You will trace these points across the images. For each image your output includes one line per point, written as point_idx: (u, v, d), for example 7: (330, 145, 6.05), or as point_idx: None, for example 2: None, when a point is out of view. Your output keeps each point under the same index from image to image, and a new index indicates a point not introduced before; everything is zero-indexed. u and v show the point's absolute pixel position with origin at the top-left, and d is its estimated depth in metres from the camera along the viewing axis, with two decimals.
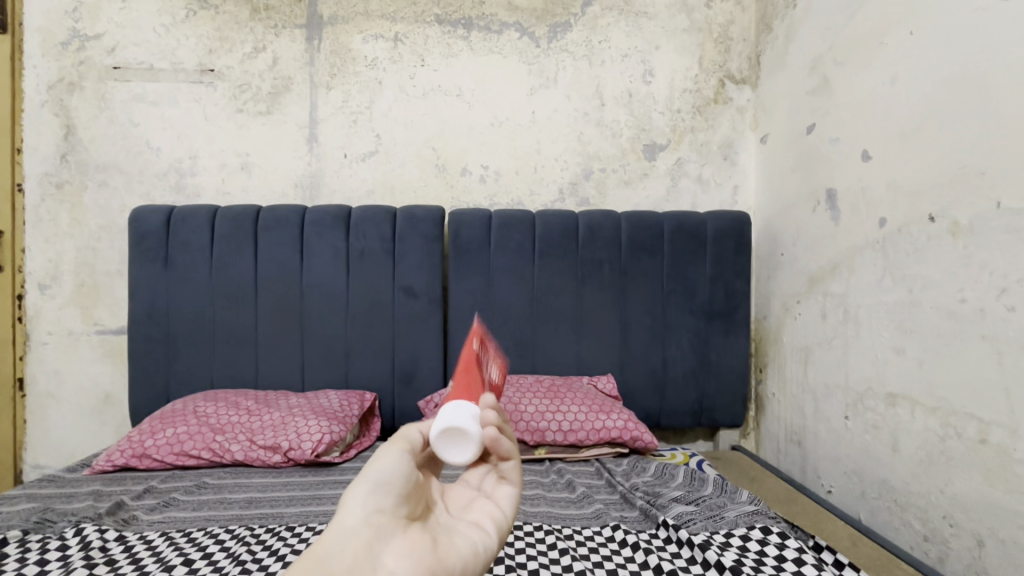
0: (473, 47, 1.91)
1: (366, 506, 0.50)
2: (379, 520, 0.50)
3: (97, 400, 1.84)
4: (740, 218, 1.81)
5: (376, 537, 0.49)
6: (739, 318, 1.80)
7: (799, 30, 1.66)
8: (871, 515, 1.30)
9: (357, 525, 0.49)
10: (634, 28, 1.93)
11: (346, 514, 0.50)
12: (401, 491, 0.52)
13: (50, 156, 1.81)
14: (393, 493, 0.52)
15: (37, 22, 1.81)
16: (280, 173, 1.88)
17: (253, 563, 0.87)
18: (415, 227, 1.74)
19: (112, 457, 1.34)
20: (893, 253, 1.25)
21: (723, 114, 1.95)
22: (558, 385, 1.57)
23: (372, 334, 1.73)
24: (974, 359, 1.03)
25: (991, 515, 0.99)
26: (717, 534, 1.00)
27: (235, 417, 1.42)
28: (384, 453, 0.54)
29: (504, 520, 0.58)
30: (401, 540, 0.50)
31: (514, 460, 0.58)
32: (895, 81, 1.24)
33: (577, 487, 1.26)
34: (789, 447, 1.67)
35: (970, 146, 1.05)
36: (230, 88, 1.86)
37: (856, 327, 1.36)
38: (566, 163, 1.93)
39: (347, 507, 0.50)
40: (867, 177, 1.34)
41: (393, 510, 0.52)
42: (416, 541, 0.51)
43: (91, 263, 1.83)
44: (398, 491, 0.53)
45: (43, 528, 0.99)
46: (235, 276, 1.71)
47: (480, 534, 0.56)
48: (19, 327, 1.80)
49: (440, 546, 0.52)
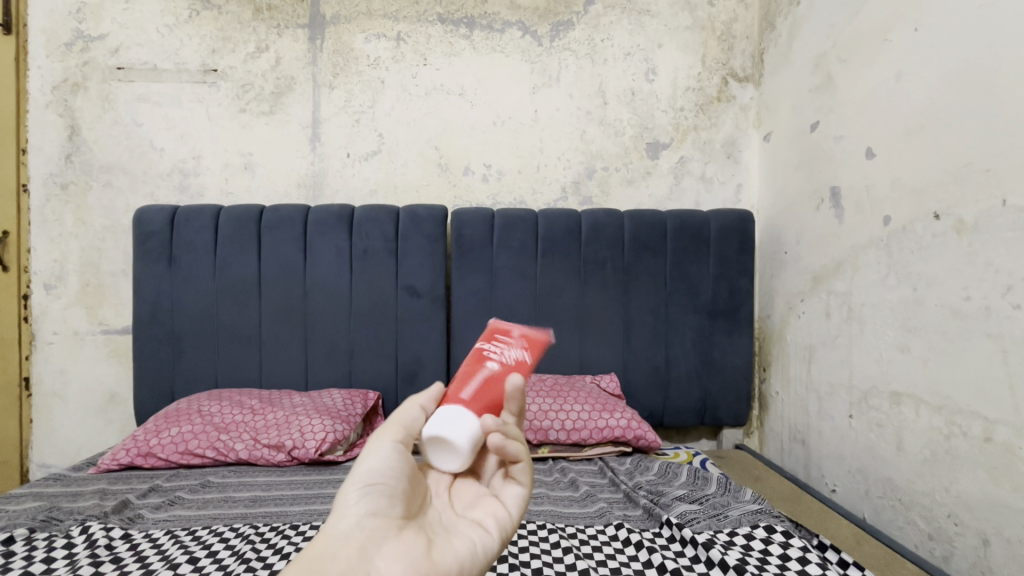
0: (475, 46, 1.91)
1: (359, 509, 0.51)
2: (373, 523, 0.51)
3: (102, 399, 1.85)
4: (744, 217, 1.80)
5: (371, 539, 0.50)
6: (742, 316, 1.79)
7: (802, 28, 1.65)
8: (875, 513, 1.30)
9: (351, 528, 0.50)
10: (637, 26, 1.93)
11: (339, 516, 0.50)
12: (394, 489, 0.54)
13: (54, 156, 1.82)
14: (386, 493, 0.53)
15: (41, 23, 1.81)
16: (283, 172, 1.88)
17: (257, 561, 0.88)
18: (418, 226, 1.75)
19: (117, 455, 1.35)
20: (897, 251, 1.24)
21: (726, 112, 1.94)
22: (561, 384, 1.57)
23: (376, 333, 1.73)
24: (979, 357, 1.03)
25: (996, 513, 0.99)
26: (721, 533, 1.00)
27: (239, 416, 1.43)
28: (376, 450, 0.55)
29: (506, 518, 0.58)
30: (396, 543, 0.51)
31: (525, 463, 0.59)
32: (899, 79, 1.24)
33: (580, 486, 1.26)
34: (793, 446, 1.67)
35: (976, 143, 1.04)
36: (233, 88, 1.87)
37: (860, 326, 1.36)
38: (569, 162, 1.92)
39: (341, 508, 0.51)
40: (871, 175, 1.33)
41: (388, 510, 0.53)
42: (410, 543, 0.51)
43: (96, 263, 1.83)
44: (391, 491, 0.54)
45: (50, 526, 1.00)
46: (238, 276, 1.72)
47: (480, 533, 0.56)
48: (25, 327, 1.81)
49: (437, 546, 0.52)
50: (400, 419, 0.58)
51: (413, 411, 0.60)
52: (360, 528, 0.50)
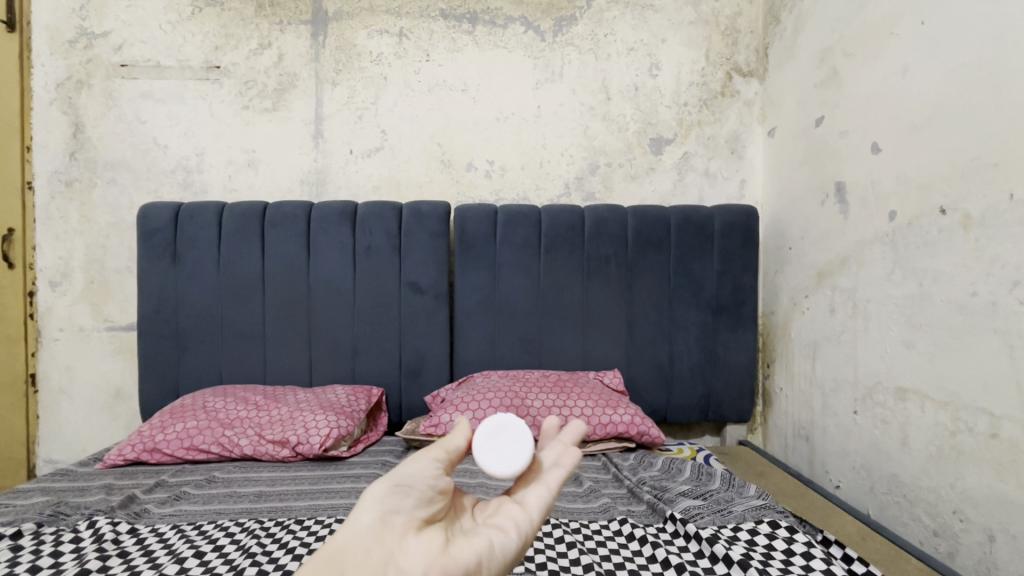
0: (478, 42, 1.90)
1: (382, 506, 0.52)
2: (394, 520, 0.52)
3: (108, 395, 1.86)
4: (749, 212, 1.79)
5: (390, 534, 0.51)
6: (746, 312, 1.79)
7: (808, 21, 1.64)
8: (880, 509, 1.29)
9: (370, 523, 0.51)
10: (640, 21, 1.92)
11: (361, 511, 0.52)
12: (419, 492, 0.54)
13: (59, 154, 1.83)
14: (410, 494, 0.54)
15: (45, 20, 1.82)
16: (285, 169, 1.88)
17: (263, 556, 0.88)
18: (421, 222, 1.75)
19: (124, 451, 1.36)
20: (903, 246, 1.23)
21: (730, 107, 1.93)
22: (565, 380, 1.58)
23: (379, 330, 1.74)
24: (986, 353, 1.02)
25: (1002, 510, 0.98)
26: (725, 528, 1.00)
27: (244, 411, 1.44)
28: (418, 459, 0.55)
29: (528, 524, 0.57)
30: (414, 541, 0.52)
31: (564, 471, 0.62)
32: (906, 72, 1.23)
33: (583, 482, 1.26)
34: (797, 442, 1.67)
35: (983, 137, 1.04)
36: (236, 85, 1.87)
37: (865, 322, 1.35)
38: (572, 158, 1.92)
39: (363, 506, 0.52)
40: (877, 170, 1.32)
41: (411, 511, 0.54)
42: (427, 540, 0.52)
43: (100, 260, 1.84)
44: (415, 492, 0.54)
45: (57, 520, 1.01)
46: (243, 272, 1.72)
47: (500, 533, 0.55)
48: (32, 323, 1.82)
49: (455, 544, 0.53)
50: (443, 441, 0.58)
51: (457, 441, 0.60)
52: (380, 523, 0.52)
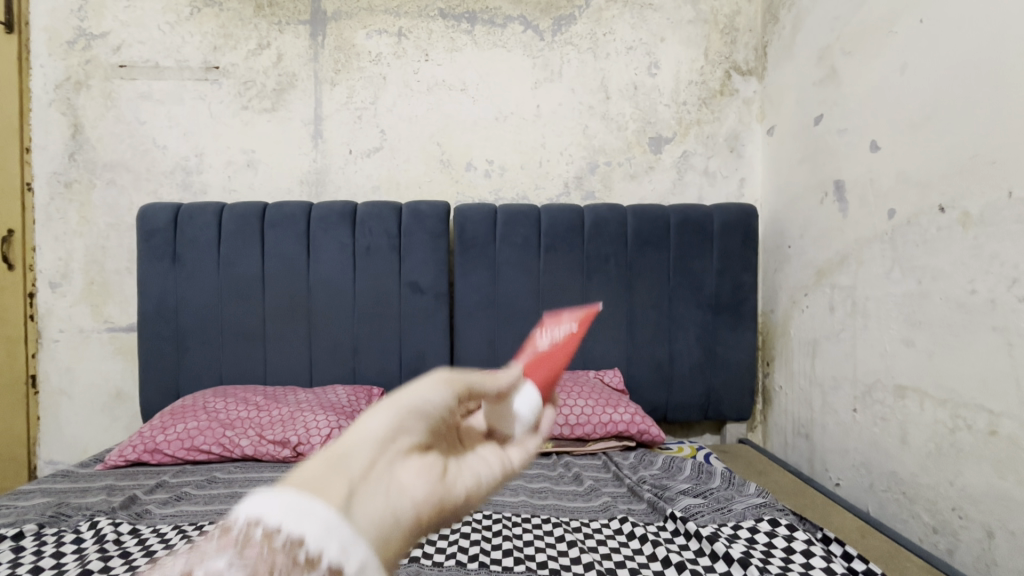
0: (477, 41, 1.90)
1: (395, 420, 0.45)
2: (402, 436, 0.45)
3: (108, 396, 1.86)
4: (748, 211, 1.80)
5: (394, 449, 0.44)
6: (746, 311, 1.79)
7: (807, 20, 1.64)
8: (880, 507, 1.30)
9: (380, 435, 0.44)
10: (639, 20, 1.92)
11: (369, 421, 0.44)
12: (432, 416, 0.48)
13: (58, 155, 1.83)
14: (423, 416, 0.48)
15: (43, 21, 1.82)
16: (284, 169, 1.88)
17: None
18: (420, 222, 1.75)
19: (125, 452, 1.36)
20: (902, 244, 1.24)
21: (729, 106, 1.93)
22: (565, 379, 1.58)
23: (379, 329, 1.74)
24: (984, 350, 1.03)
25: (1001, 506, 0.99)
26: (725, 527, 1.00)
27: (245, 412, 1.44)
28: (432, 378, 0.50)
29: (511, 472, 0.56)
30: (418, 462, 0.46)
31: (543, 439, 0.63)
32: (905, 70, 1.23)
33: (584, 480, 1.26)
34: (797, 441, 1.67)
35: (981, 135, 1.04)
36: (235, 85, 1.87)
37: (864, 320, 1.36)
38: (572, 157, 1.92)
39: (371, 418, 0.44)
40: (876, 168, 1.33)
41: (418, 431, 0.47)
42: (430, 465, 0.47)
43: (100, 261, 1.84)
44: (426, 415, 0.48)
45: (58, 521, 1.01)
46: (243, 273, 1.72)
47: (490, 471, 0.53)
48: (32, 325, 1.82)
49: (453, 473, 0.49)
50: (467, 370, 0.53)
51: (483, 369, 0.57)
52: (388, 437, 0.44)
